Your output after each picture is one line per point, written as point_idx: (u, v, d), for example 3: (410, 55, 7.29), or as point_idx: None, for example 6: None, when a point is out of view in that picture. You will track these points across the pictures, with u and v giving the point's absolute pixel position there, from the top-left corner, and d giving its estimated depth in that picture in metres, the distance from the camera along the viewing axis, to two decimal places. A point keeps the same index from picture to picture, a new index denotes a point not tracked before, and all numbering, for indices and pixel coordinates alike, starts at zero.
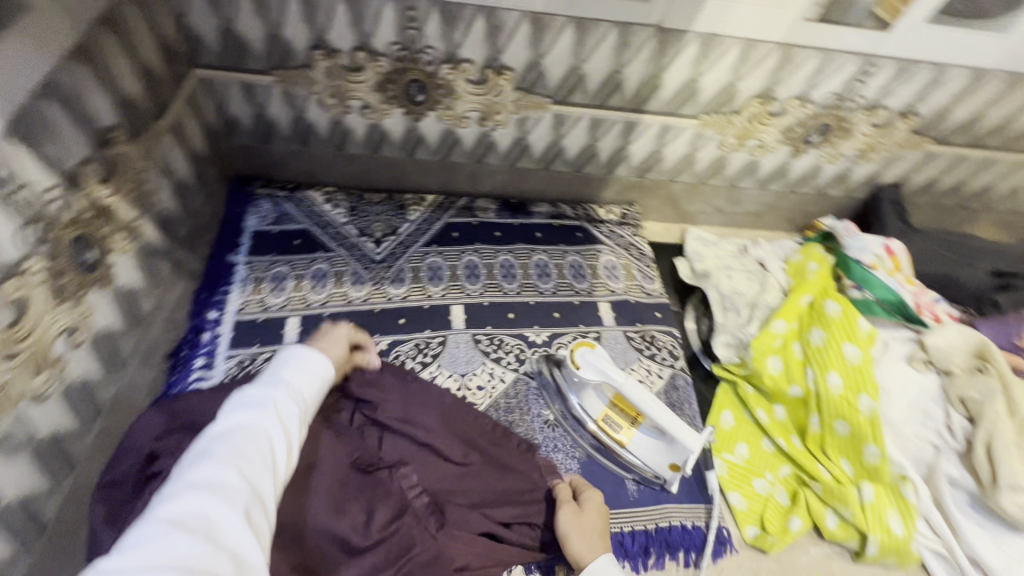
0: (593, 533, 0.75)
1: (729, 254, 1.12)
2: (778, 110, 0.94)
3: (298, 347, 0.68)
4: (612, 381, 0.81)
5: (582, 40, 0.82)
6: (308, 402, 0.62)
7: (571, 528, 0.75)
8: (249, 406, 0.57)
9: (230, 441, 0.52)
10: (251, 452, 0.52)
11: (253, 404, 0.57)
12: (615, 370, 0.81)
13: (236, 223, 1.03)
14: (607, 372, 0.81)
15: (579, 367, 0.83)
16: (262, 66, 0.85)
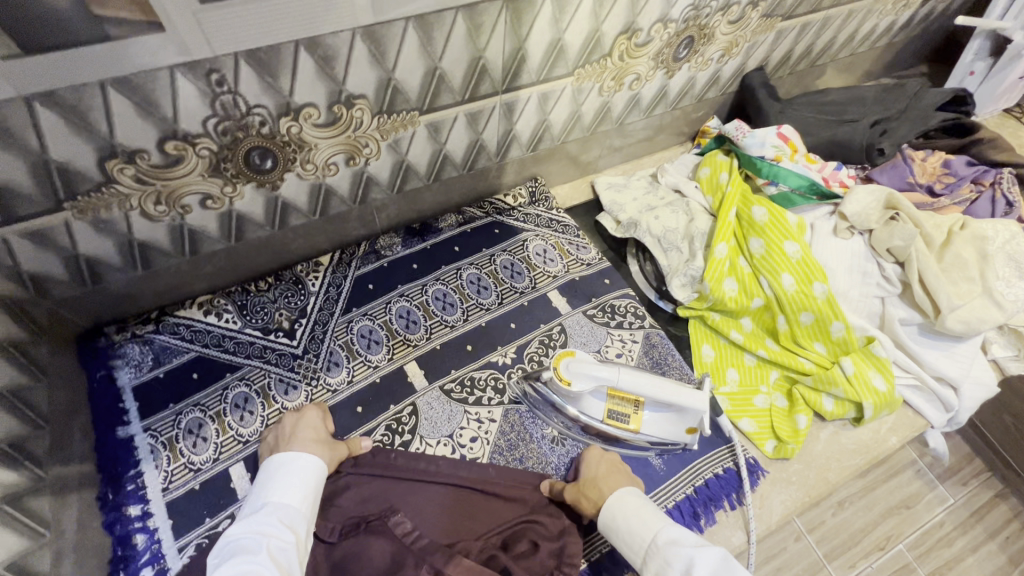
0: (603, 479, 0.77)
1: (644, 190, 1.11)
2: (644, 40, 0.89)
3: (290, 458, 0.72)
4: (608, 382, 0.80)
5: (430, 37, 0.70)
6: (285, 507, 0.67)
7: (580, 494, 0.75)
8: (241, 546, 0.60)
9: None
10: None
11: (246, 545, 0.60)
12: (607, 370, 0.80)
13: (106, 388, 0.81)
14: (599, 376, 0.80)
15: (571, 382, 0.80)
16: (47, 204, 0.64)
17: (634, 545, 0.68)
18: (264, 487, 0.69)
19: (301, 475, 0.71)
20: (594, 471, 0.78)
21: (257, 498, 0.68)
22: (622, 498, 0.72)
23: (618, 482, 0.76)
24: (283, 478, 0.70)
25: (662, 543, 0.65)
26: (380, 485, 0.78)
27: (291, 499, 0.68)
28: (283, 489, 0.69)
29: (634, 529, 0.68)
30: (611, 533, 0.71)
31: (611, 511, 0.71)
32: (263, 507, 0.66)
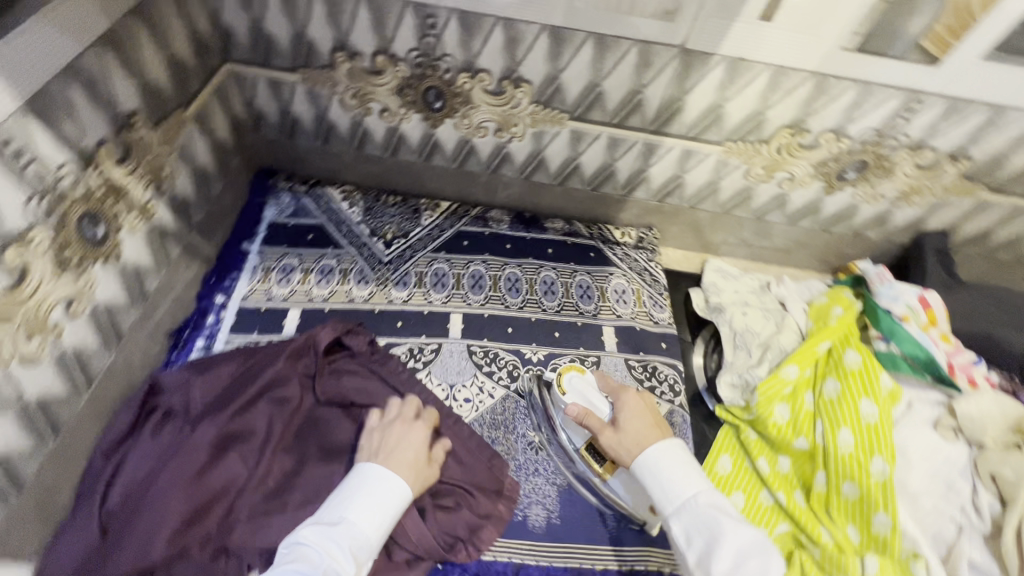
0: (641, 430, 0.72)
1: (750, 288, 1.07)
2: (810, 143, 0.88)
3: (377, 475, 0.70)
4: (595, 409, 0.80)
5: (602, 56, 0.79)
6: (361, 529, 0.66)
7: (618, 445, 0.73)
8: (306, 557, 0.62)
9: None
10: None
11: (309, 558, 0.62)
12: (601, 399, 0.80)
13: (255, 211, 1.05)
14: (590, 400, 0.80)
15: (566, 393, 0.82)
16: (289, 64, 0.88)
17: (669, 494, 0.67)
18: (348, 498, 0.68)
19: (380, 497, 0.69)
20: (635, 421, 0.73)
21: (340, 506, 0.68)
22: (668, 451, 0.69)
23: (654, 433, 0.72)
24: (364, 490, 0.69)
25: (703, 502, 0.65)
26: (375, 384, 0.88)
27: (369, 517, 0.67)
28: (359, 506, 0.68)
29: (674, 483, 0.67)
30: (643, 475, 0.69)
31: (652, 459, 0.68)
32: (339, 523, 0.66)
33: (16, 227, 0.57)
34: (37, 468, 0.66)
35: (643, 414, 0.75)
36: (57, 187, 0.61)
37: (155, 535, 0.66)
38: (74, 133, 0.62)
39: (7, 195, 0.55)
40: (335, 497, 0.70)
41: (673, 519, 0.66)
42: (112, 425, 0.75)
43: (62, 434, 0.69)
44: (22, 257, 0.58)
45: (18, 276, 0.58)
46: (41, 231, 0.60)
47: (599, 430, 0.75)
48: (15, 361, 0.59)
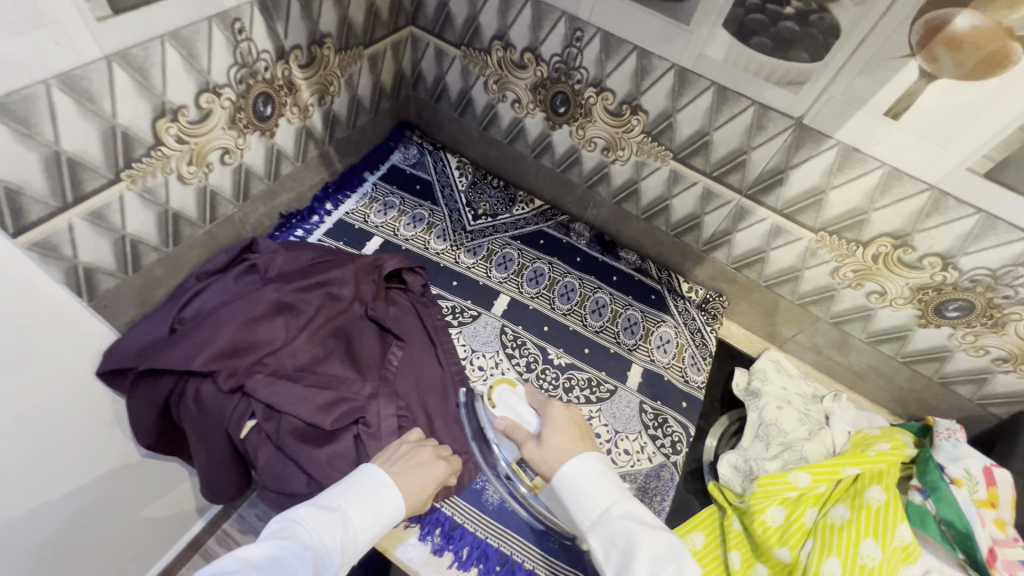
0: (561, 444, 0.67)
1: (800, 391, 1.00)
2: (913, 261, 0.82)
3: (379, 476, 0.71)
4: (522, 422, 0.72)
5: (719, 107, 0.83)
6: (355, 529, 0.66)
7: (541, 461, 0.67)
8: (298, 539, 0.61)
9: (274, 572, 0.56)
10: None
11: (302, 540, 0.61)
12: (529, 412, 0.73)
13: (385, 152, 1.23)
14: (519, 414, 0.73)
15: (496, 406, 0.75)
16: (456, 40, 1.04)
17: (584, 508, 0.64)
18: (348, 489, 0.68)
19: (379, 500, 0.69)
20: (559, 436, 0.68)
21: (338, 494, 0.68)
22: (586, 464, 0.65)
23: (581, 448, 0.67)
24: (365, 487, 0.69)
25: (617, 514, 0.62)
26: (413, 322, 0.98)
27: (364, 518, 0.67)
28: (358, 504, 0.67)
29: (590, 496, 0.63)
30: (561, 491, 0.65)
31: (570, 475, 0.64)
32: (337, 513, 0.65)
33: (216, 80, 0.75)
34: (152, 262, 0.84)
35: (568, 428, 0.69)
36: (253, 65, 0.79)
37: (199, 350, 0.80)
38: (280, 32, 0.80)
39: (219, 55, 0.74)
40: (336, 484, 0.69)
41: (590, 532, 0.63)
42: (212, 260, 0.93)
43: (180, 247, 0.87)
44: (210, 102, 0.76)
45: (203, 115, 0.77)
46: (229, 91, 0.78)
47: (523, 442, 0.69)
48: (174, 174, 0.78)
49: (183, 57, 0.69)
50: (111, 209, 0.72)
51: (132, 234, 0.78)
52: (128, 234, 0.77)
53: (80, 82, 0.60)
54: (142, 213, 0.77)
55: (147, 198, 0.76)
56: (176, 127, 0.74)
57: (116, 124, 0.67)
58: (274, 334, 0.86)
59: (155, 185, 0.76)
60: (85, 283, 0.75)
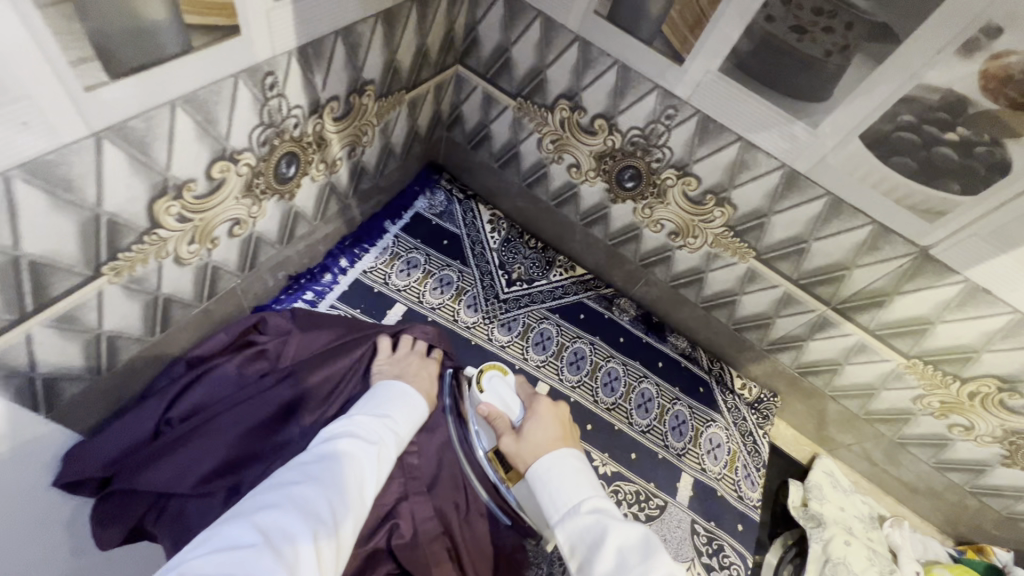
0: (545, 438, 0.64)
1: (859, 514, 0.92)
2: (1017, 407, 0.74)
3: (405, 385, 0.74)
4: (506, 411, 0.71)
5: (828, 218, 0.72)
6: (401, 434, 0.67)
7: (516, 453, 0.64)
8: (356, 433, 0.62)
9: (331, 467, 0.57)
10: (344, 478, 0.56)
11: (360, 434, 0.62)
12: (516, 402, 0.72)
13: (409, 197, 1.07)
14: (506, 402, 0.72)
15: (482, 391, 0.74)
16: (512, 90, 0.89)
17: (555, 501, 0.58)
18: (387, 401, 0.70)
19: (414, 407, 0.72)
20: (540, 431, 0.65)
21: (379, 407, 0.69)
22: (563, 458, 0.61)
23: (560, 444, 0.63)
24: (400, 404, 0.70)
25: (588, 509, 0.56)
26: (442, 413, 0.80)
27: (405, 421, 0.69)
28: (397, 411, 0.69)
29: (564, 487, 0.58)
30: (535, 482, 0.60)
31: (544, 467, 0.60)
32: (383, 416, 0.67)
33: (236, 146, 0.59)
34: (132, 355, 0.67)
35: (552, 426, 0.66)
36: (281, 124, 0.63)
37: (193, 466, 0.67)
38: (317, 83, 0.64)
39: (243, 117, 0.57)
40: (370, 399, 0.71)
41: (558, 527, 0.56)
42: (206, 341, 0.76)
43: (168, 332, 0.70)
44: (224, 171, 0.60)
45: (213, 187, 0.60)
46: (250, 155, 0.62)
47: (502, 432, 0.67)
48: (170, 257, 0.61)
49: (198, 123, 0.53)
50: (85, 308, 0.55)
51: (110, 330, 0.61)
52: (105, 331, 0.60)
53: (55, 169, 0.43)
54: (126, 306, 0.60)
55: (133, 289, 0.59)
56: (179, 206, 0.57)
57: (101, 213, 0.50)
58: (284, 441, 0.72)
59: (145, 273, 0.59)
60: (44, 395, 0.58)
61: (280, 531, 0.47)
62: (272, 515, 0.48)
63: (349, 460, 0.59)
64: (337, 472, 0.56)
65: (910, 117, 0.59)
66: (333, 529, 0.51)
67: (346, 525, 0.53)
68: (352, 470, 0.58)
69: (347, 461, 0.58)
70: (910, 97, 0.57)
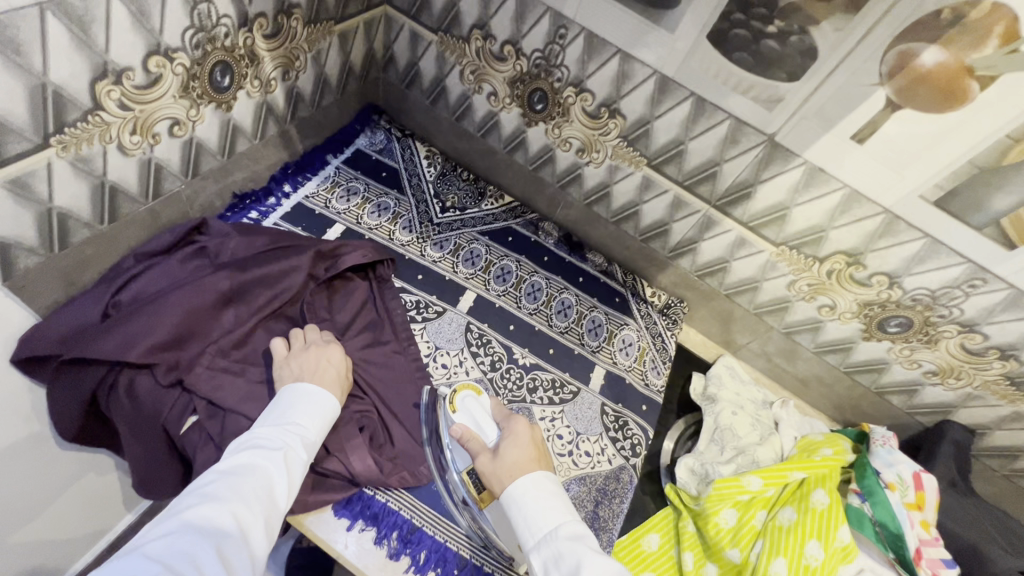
0: (519, 460, 0.70)
1: (753, 397, 1.04)
2: (863, 278, 0.87)
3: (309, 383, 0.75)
4: (481, 432, 0.78)
5: (696, 117, 0.84)
6: (311, 436, 0.69)
7: (492, 473, 0.71)
8: (259, 447, 0.65)
9: (233, 484, 0.59)
10: (249, 493, 0.59)
11: (264, 448, 0.64)
12: (490, 424, 0.78)
13: (350, 135, 1.17)
14: (479, 424, 0.79)
15: (456, 411, 0.81)
16: (433, 25, 1.00)
17: (531, 527, 0.65)
18: (293, 406, 0.71)
19: (322, 404, 0.72)
20: (514, 451, 0.72)
21: (285, 412, 0.70)
22: (539, 483, 0.68)
23: (533, 466, 0.70)
24: (309, 396, 0.72)
25: (562, 535, 0.63)
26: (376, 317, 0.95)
27: (314, 425, 0.70)
28: (304, 413, 0.70)
29: (539, 515, 0.65)
30: (510, 507, 0.67)
31: (519, 491, 0.67)
32: (288, 424, 0.69)
33: (170, 43, 0.68)
34: (83, 240, 0.75)
35: (525, 447, 0.73)
36: (211, 30, 0.72)
37: (139, 337, 0.74)
38: None
39: (175, 16, 0.67)
40: (274, 409, 0.71)
41: (533, 552, 0.63)
42: (154, 239, 0.85)
43: (116, 224, 0.79)
44: (160, 66, 0.69)
45: (151, 80, 0.69)
46: (184, 56, 0.71)
47: (477, 452, 0.73)
48: (114, 144, 0.70)
49: (132, 13, 0.62)
50: (37, 177, 0.64)
51: (62, 207, 0.69)
52: (57, 206, 0.69)
53: (6, 31, 0.53)
54: (74, 185, 0.69)
55: (81, 168, 0.68)
56: (119, 92, 0.66)
57: (47, 82, 0.59)
58: (224, 322, 0.81)
59: (91, 154, 0.68)
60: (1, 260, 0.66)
61: (186, 552, 0.50)
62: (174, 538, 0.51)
63: (253, 475, 0.61)
64: (244, 488, 0.59)
65: (739, 14, 0.71)
66: (241, 538, 0.55)
67: (253, 533, 0.57)
68: (259, 483, 0.61)
69: (254, 475, 0.61)
70: None
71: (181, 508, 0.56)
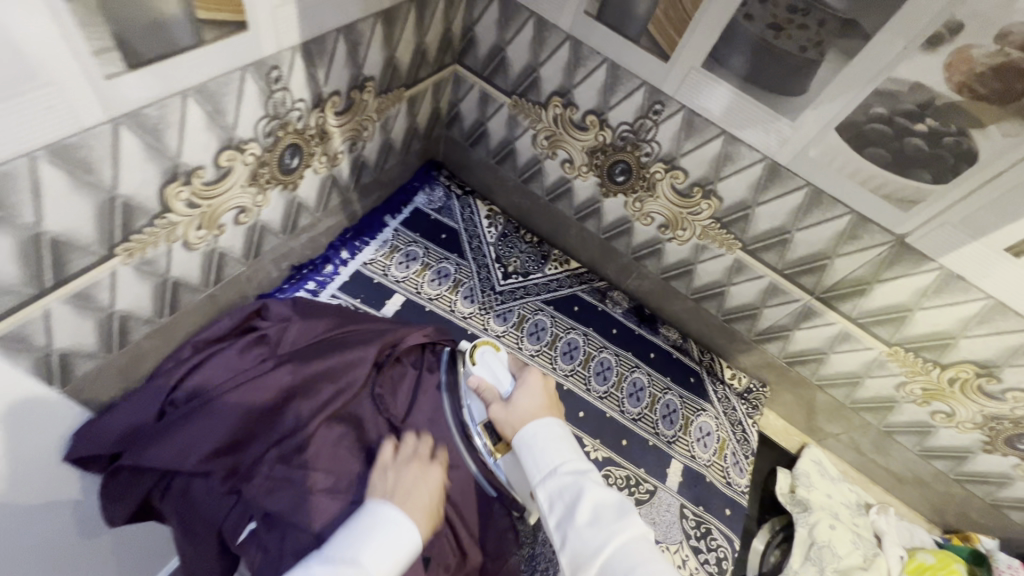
0: (532, 405, 0.71)
1: (846, 501, 0.94)
2: (995, 392, 0.77)
3: (387, 505, 0.65)
4: (496, 383, 0.77)
5: (810, 208, 0.75)
6: None
7: (506, 418, 0.71)
8: None
9: None
10: None
11: None
12: (506, 375, 0.78)
13: (409, 193, 1.11)
14: (496, 375, 0.78)
15: (474, 363, 0.78)
16: (507, 87, 0.92)
17: (539, 463, 0.64)
18: (363, 540, 0.60)
19: (395, 535, 0.61)
20: (526, 401, 0.72)
21: (354, 544, 0.60)
22: (549, 426, 0.68)
23: (543, 412, 0.71)
24: (377, 534, 0.61)
25: (568, 471, 0.63)
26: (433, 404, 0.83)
27: (378, 568, 0.59)
28: (372, 554, 0.59)
29: (549, 453, 0.65)
30: (519, 446, 0.66)
31: (533, 433, 0.66)
32: (347, 566, 0.57)
33: (242, 135, 0.62)
34: (141, 336, 0.70)
35: (537, 395, 0.74)
36: (284, 116, 0.66)
37: (193, 447, 0.68)
38: (320, 78, 0.68)
39: (249, 108, 0.61)
40: (342, 538, 0.61)
41: (539, 487, 0.63)
42: (213, 325, 0.80)
43: (176, 315, 0.73)
44: (230, 160, 0.63)
45: (221, 174, 0.63)
46: (255, 146, 0.65)
47: (491, 401, 0.74)
48: (179, 241, 0.65)
49: (208, 113, 0.56)
50: (99, 287, 0.59)
51: (123, 310, 0.64)
52: (117, 310, 0.63)
53: (76, 151, 0.47)
54: (136, 287, 0.64)
55: (144, 270, 0.63)
56: (187, 192, 0.61)
57: (116, 195, 0.53)
58: (285, 422, 0.75)
59: (155, 255, 0.63)
60: (59, 370, 0.61)
61: None
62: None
63: None
64: None
65: (881, 109, 0.62)
66: None
67: None
68: None
69: None
70: (881, 90, 0.60)
71: None
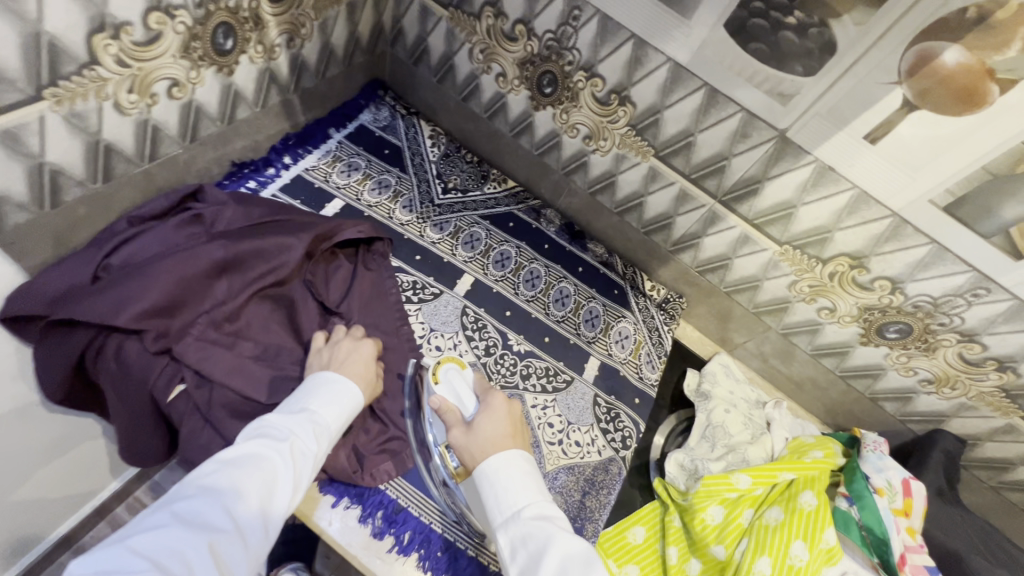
0: (493, 437, 0.67)
1: (745, 397, 1.04)
2: (866, 282, 0.86)
3: (331, 370, 0.72)
4: (459, 405, 0.75)
5: (707, 109, 0.82)
6: (327, 427, 0.66)
7: (465, 447, 0.68)
8: (271, 433, 0.62)
9: (234, 473, 0.56)
10: (250, 482, 0.56)
11: (274, 434, 0.61)
12: (469, 397, 0.76)
13: (354, 110, 1.14)
14: (460, 398, 0.76)
15: (436, 382, 0.78)
16: (443, 0, 0.98)
17: (500, 505, 0.61)
18: (312, 392, 0.69)
19: (339, 389, 0.70)
20: (489, 426, 0.69)
21: (303, 397, 0.68)
22: (512, 459, 0.64)
23: (507, 442, 0.67)
24: (323, 386, 0.70)
25: (531, 515, 0.60)
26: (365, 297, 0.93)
27: (332, 415, 0.68)
28: (321, 400, 0.68)
29: (509, 494, 0.61)
30: (480, 481, 0.63)
31: (492, 467, 0.63)
32: (302, 410, 0.66)
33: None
34: (74, 200, 0.74)
35: (503, 421, 0.70)
36: None
37: (120, 306, 0.69)
38: None
39: None
40: (296, 393, 0.69)
41: (500, 530, 0.60)
42: (150, 203, 0.83)
43: (110, 186, 0.77)
44: (160, 24, 0.68)
45: (152, 37, 0.68)
46: (185, 14, 0.70)
47: (452, 426, 0.71)
48: (111, 101, 0.69)
49: None
50: (29, 130, 0.62)
51: (54, 162, 0.68)
52: (48, 161, 0.67)
53: None
54: (67, 140, 0.67)
55: (75, 124, 0.66)
56: (117, 47, 0.65)
57: (42, 31, 0.57)
58: (217, 293, 0.78)
59: (86, 110, 0.66)
60: None
61: (173, 555, 0.47)
62: (168, 530, 0.49)
63: (258, 464, 0.58)
64: (245, 476, 0.56)
65: (757, 3, 0.69)
66: (237, 536, 0.52)
67: (252, 527, 0.54)
68: (266, 473, 0.57)
69: (260, 461, 0.58)
70: None
71: (175, 497, 0.53)
